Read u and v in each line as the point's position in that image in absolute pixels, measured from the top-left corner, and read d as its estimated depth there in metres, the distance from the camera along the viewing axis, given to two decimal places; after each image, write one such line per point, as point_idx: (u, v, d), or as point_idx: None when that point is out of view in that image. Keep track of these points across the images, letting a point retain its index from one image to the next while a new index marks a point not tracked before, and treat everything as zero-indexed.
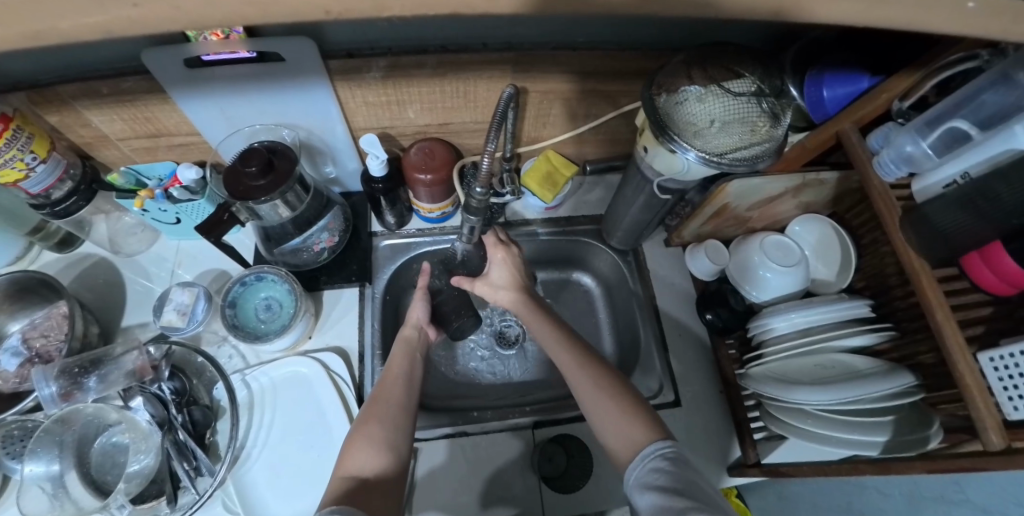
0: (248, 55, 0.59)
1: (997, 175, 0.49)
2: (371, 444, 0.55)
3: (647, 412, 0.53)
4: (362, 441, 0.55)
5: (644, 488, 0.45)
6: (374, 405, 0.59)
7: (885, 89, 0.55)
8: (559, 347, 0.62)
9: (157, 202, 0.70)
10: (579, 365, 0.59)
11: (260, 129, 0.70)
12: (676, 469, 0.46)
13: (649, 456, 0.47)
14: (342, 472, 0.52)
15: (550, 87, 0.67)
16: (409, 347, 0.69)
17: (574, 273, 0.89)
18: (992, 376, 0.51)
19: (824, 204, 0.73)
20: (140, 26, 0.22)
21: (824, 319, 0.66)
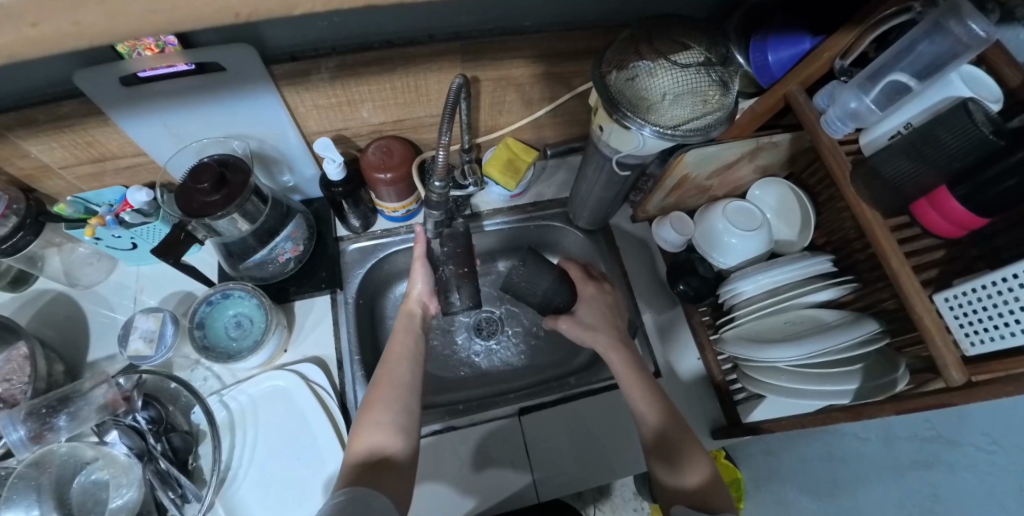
0: (187, 67, 0.56)
1: (940, 121, 0.51)
2: (378, 432, 0.56)
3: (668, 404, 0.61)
4: (371, 431, 0.56)
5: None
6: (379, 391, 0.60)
7: (826, 47, 0.56)
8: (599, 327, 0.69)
9: (109, 229, 0.68)
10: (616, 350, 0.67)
11: (210, 143, 0.68)
12: None
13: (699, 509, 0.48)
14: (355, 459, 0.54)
15: (503, 74, 0.66)
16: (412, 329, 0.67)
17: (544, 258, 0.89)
18: (948, 316, 0.53)
19: (781, 166, 0.74)
20: (44, 45, 0.20)
21: (788, 278, 0.68)
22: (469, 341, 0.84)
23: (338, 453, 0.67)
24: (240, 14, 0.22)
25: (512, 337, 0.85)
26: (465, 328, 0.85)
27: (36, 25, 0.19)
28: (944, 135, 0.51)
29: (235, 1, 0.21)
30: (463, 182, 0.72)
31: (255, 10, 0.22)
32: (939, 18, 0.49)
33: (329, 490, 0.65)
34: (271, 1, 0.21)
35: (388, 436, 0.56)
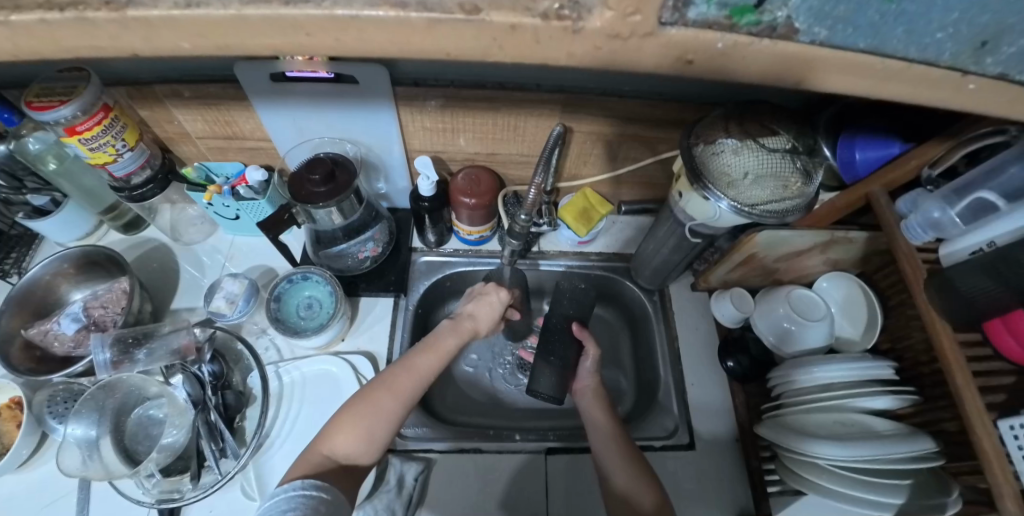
0: (326, 75, 0.65)
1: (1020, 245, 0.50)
2: (357, 431, 0.56)
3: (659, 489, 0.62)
4: (352, 431, 0.56)
5: None
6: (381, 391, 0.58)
7: (915, 155, 0.58)
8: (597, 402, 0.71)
9: (224, 198, 0.77)
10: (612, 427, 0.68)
11: (327, 141, 0.77)
12: None
13: None
14: (326, 452, 0.55)
15: (594, 129, 0.72)
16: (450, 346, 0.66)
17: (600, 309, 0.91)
18: (1011, 445, 0.51)
19: (852, 263, 0.74)
20: (302, 48, 0.26)
21: (845, 377, 0.66)
22: (511, 372, 0.86)
23: None
24: (450, 54, 0.26)
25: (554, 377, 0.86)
26: (511, 358, 0.87)
27: (308, 36, 0.24)
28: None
29: (454, 44, 0.25)
30: (539, 220, 0.77)
31: (459, 52, 0.26)
32: None
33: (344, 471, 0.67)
34: (471, 45, 0.25)
35: (365, 443, 0.56)
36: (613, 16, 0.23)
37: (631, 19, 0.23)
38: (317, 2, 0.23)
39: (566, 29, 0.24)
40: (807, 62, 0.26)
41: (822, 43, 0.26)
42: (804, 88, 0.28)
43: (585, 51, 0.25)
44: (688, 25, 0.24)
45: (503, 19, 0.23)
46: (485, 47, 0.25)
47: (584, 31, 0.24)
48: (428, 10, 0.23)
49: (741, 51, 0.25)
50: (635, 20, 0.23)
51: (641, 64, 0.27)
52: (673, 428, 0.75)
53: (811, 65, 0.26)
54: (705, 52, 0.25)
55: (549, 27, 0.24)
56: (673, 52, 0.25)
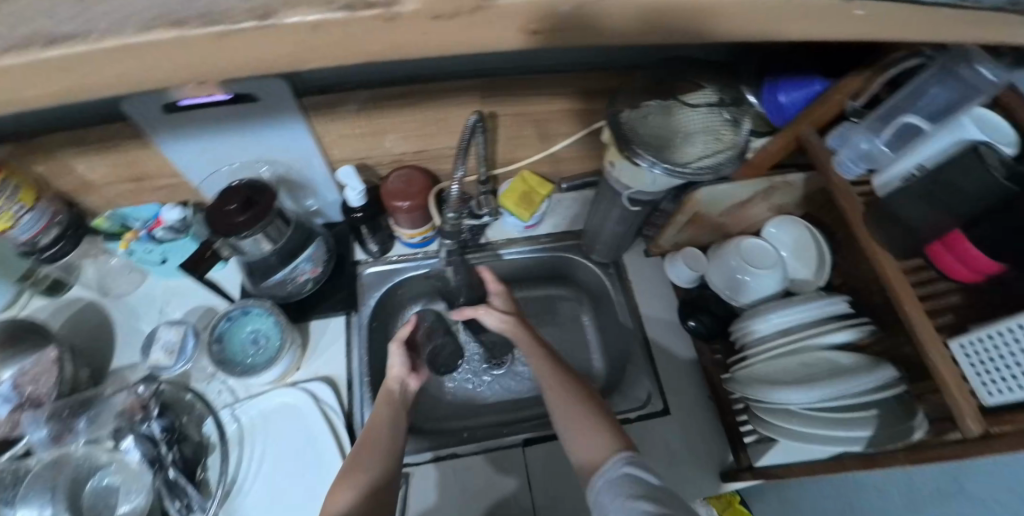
0: (224, 97, 0.60)
1: (949, 164, 0.50)
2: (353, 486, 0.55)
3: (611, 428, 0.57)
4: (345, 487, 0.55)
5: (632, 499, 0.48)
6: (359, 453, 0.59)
7: (838, 89, 0.57)
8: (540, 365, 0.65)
9: (142, 244, 0.72)
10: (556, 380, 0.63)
11: (239, 167, 0.71)
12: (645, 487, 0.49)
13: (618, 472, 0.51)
14: None
15: (519, 110, 0.69)
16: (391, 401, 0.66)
17: (561, 289, 0.89)
18: (964, 363, 0.51)
19: (796, 205, 0.74)
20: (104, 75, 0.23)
21: (801, 318, 0.67)
22: (480, 369, 0.84)
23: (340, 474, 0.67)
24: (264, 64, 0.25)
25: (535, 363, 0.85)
26: (478, 354, 0.85)
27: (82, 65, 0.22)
28: (962, 182, 0.49)
29: (272, 48, 0.23)
30: (478, 212, 0.73)
31: (275, 60, 0.25)
32: (948, 64, 0.52)
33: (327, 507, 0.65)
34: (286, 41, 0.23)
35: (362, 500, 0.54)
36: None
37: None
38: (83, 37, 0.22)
39: (380, 17, 0.23)
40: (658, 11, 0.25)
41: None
42: (675, 32, 0.27)
43: (414, 35, 0.24)
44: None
45: (302, 18, 0.22)
46: (298, 44, 0.23)
47: (401, 17, 0.23)
48: (213, 24, 0.22)
49: (584, 11, 0.24)
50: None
51: (479, 41, 0.25)
52: (647, 397, 0.74)
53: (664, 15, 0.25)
54: (544, 18, 0.24)
55: (360, 19, 0.22)
56: (509, 22, 0.24)
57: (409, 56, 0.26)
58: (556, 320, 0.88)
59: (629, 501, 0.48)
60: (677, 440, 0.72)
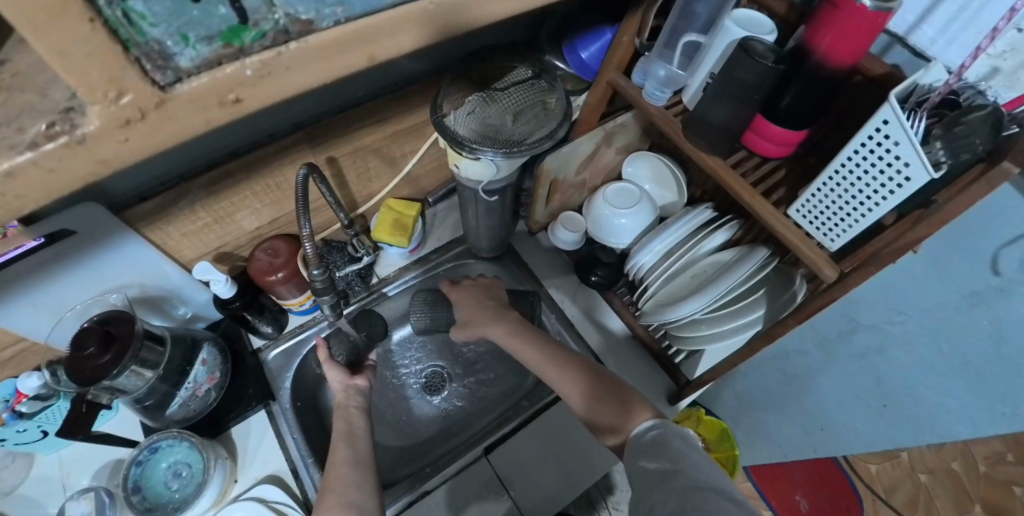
0: (35, 242, 0.54)
1: (730, 65, 0.56)
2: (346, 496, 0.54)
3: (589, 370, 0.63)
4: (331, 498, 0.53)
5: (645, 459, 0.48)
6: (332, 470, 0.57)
7: (622, 32, 0.62)
8: (514, 334, 0.72)
9: (9, 426, 0.64)
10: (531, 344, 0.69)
11: (87, 305, 0.65)
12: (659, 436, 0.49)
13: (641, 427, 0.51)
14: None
15: (355, 146, 0.69)
16: (347, 411, 0.67)
17: None
18: (806, 223, 0.59)
19: (638, 141, 0.80)
20: None
21: (677, 237, 0.73)
22: (416, 399, 0.84)
23: None
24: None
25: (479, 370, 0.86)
26: (406, 389, 0.84)
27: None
28: (742, 75, 0.56)
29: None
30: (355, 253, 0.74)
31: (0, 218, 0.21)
32: None
33: None
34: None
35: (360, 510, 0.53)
36: (103, 108, 0.20)
37: (124, 102, 0.20)
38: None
39: (68, 145, 0.20)
40: (361, 37, 0.25)
41: (346, 21, 0.24)
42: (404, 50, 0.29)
43: (115, 150, 0.22)
44: (194, 73, 0.22)
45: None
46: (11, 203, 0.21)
47: (89, 139, 0.20)
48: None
49: (277, 67, 0.23)
50: (129, 100, 0.20)
51: (187, 130, 0.23)
52: None
53: (368, 38, 0.25)
54: (242, 86, 0.23)
55: (48, 153, 0.20)
56: (206, 103, 0.22)
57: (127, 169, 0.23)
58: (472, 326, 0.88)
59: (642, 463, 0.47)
60: None
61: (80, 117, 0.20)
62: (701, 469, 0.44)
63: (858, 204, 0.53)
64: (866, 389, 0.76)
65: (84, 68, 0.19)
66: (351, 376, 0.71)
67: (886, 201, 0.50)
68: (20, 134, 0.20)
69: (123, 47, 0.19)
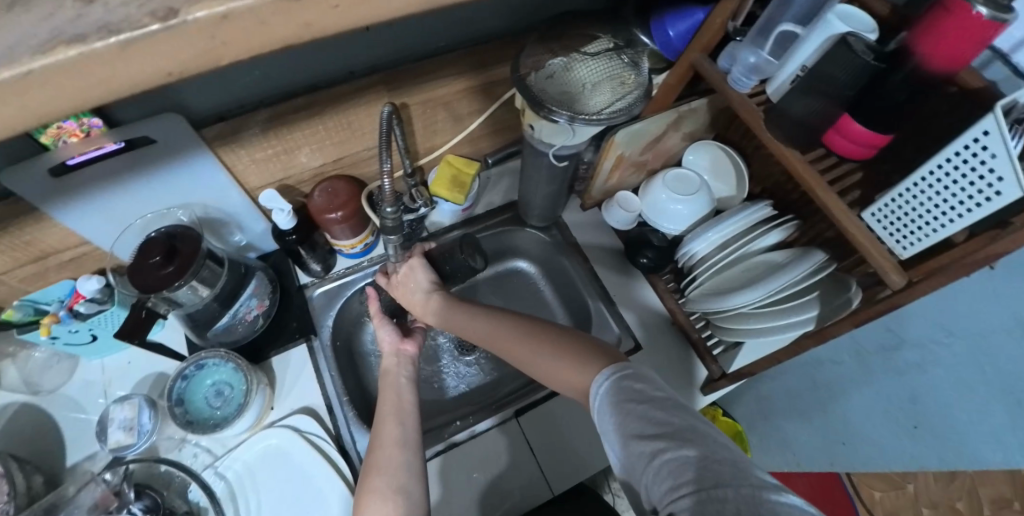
0: (115, 146, 0.55)
1: (827, 58, 0.55)
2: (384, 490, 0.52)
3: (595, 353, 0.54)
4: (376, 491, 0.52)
5: (628, 437, 0.43)
6: (378, 454, 0.56)
7: (715, 16, 0.60)
8: (484, 323, 0.65)
9: (64, 324, 0.66)
10: (510, 333, 0.62)
11: (153, 218, 0.66)
12: (629, 393, 0.46)
13: (605, 387, 0.48)
14: None
15: (428, 96, 0.69)
16: (394, 377, 0.66)
17: (509, 262, 0.91)
18: (880, 228, 0.58)
19: (705, 130, 0.79)
20: None
21: (736, 229, 0.72)
22: (448, 356, 0.85)
23: (344, 494, 0.66)
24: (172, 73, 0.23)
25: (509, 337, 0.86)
26: (437, 346, 0.85)
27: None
28: (835, 71, 0.55)
29: (170, 58, 0.22)
30: (413, 205, 0.74)
31: (183, 68, 0.23)
32: None
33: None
34: (190, 44, 0.22)
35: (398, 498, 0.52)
36: None
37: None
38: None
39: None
40: None
41: None
42: None
43: (323, 12, 0.23)
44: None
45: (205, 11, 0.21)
46: (207, 48, 0.22)
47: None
48: (113, 33, 0.20)
49: None
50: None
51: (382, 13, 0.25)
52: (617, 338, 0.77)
53: None
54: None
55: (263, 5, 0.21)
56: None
57: (323, 36, 0.25)
58: (508, 293, 0.89)
59: (634, 441, 0.43)
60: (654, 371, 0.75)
61: None
62: (706, 434, 0.42)
63: (941, 214, 0.52)
64: (898, 405, 0.76)
65: None
66: (401, 341, 0.70)
67: (973, 212, 0.50)
68: None
69: None
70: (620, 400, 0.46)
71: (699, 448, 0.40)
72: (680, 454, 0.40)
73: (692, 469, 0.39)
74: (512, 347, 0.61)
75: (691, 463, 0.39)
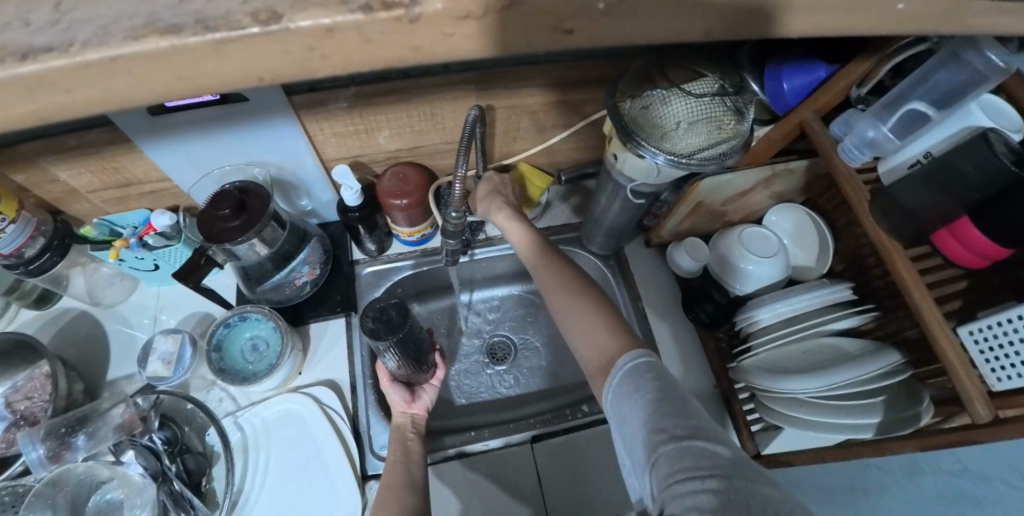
0: (210, 98, 0.56)
1: (958, 151, 0.50)
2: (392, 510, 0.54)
3: (617, 325, 0.53)
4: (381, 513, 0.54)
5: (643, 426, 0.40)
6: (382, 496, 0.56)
7: (842, 77, 0.56)
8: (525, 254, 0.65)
9: (132, 251, 0.69)
10: (547, 272, 0.61)
11: (230, 170, 0.68)
12: (653, 382, 0.43)
13: (626, 375, 0.45)
14: None
15: (516, 102, 0.68)
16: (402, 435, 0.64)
17: None
18: (973, 349, 0.52)
19: (796, 192, 0.74)
20: None
21: (807, 306, 0.67)
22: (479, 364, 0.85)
23: (348, 479, 0.66)
24: (264, 78, 0.25)
25: (547, 352, 0.86)
26: (473, 348, 0.86)
27: (67, 93, 0.22)
28: (963, 165, 0.49)
29: (258, 67, 0.24)
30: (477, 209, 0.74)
31: (273, 74, 0.24)
32: (956, 49, 0.50)
33: (358, 488, 0.65)
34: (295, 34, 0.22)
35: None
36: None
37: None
38: (61, 49, 0.21)
39: (399, 19, 0.22)
40: None
41: None
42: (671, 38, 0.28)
43: (433, 39, 0.24)
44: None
45: (313, 21, 0.22)
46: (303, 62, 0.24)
47: (420, 19, 0.23)
48: (209, 30, 0.22)
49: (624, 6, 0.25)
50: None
51: (504, 40, 0.25)
52: None
53: None
54: (579, 15, 0.25)
55: (375, 21, 0.22)
56: (544, 23, 0.25)
57: (429, 61, 0.26)
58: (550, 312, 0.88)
59: (650, 427, 0.40)
60: None
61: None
62: (711, 430, 0.40)
63: None
64: None
65: None
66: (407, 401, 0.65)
67: None
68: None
69: None
70: (642, 386, 0.43)
71: (700, 440, 0.38)
72: (687, 446, 0.37)
73: (704, 461, 0.36)
74: (552, 295, 0.59)
75: (701, 458, 0.36)
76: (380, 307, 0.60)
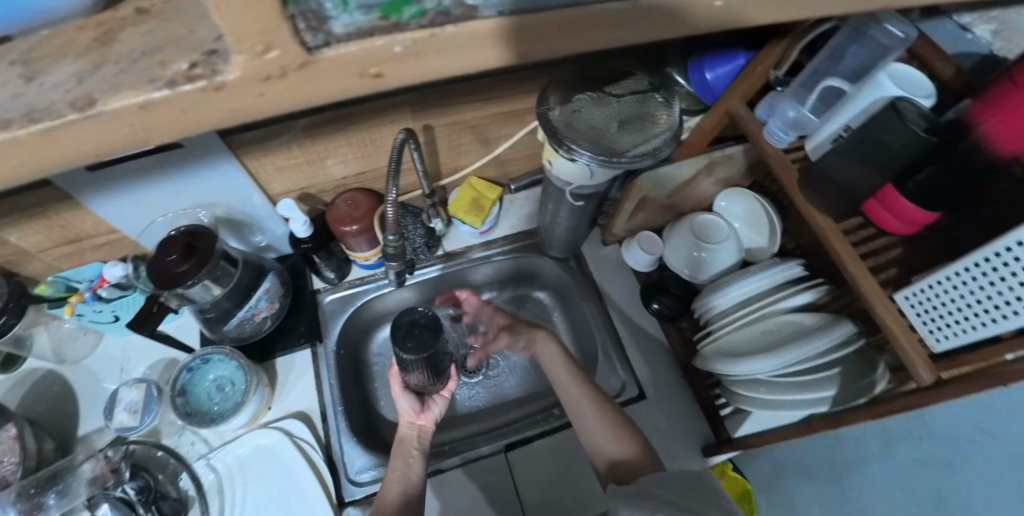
0: (147, 147, 0.56)
1: (876, 123, 0.50)
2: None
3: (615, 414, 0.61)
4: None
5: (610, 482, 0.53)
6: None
7: (760, 62, 0.57)
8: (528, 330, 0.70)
9: (89, 305, 0.70)
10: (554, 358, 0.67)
11: (179, 215, 0.69)
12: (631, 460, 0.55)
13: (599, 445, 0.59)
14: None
15: (453, 119, 0.69)
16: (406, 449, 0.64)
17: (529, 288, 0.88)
18: (912, 314, 0.53)
19: (741, 176, 0.75)
20: None
21: (759, 287, 0.68)
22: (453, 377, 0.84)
23: (325, 509, 0.66)
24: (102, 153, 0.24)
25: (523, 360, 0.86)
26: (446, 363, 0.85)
27: None
28: (886, 137, 0.50)
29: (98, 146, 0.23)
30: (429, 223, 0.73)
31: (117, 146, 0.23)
32: (859, 25, 0.52)
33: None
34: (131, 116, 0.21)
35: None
36: (247, 59, 0.20)
37: (269, 57, 0.20)
38: None
39: (203, 89, 0.21)
40: (508, 37, 0.23)
41: (507, 11, 0.22)
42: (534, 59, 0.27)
43: (247, 100, 0.22)
44: (344, 40, 0.21)
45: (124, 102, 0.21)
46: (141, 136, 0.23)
47: (226, 88, 0.21)
48: (34, 122, 0.21)
49: (420, 49, 0.22)
50: (274, 57, 0.20)
51: (321, 94, 0.23)
52: (622, 384, 0.74)
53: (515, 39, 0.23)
54: (386, 62, 0.22)
55: (184, 94, 0.21)
56: (348, 71, 0.22)
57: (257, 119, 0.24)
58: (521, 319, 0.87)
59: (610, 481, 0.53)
60: (655, 424, 0.71)
61: (222, 64, 0.21)
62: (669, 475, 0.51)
63: (982, 311, 0.47)
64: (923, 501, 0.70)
65: (244, 19, 0.18)
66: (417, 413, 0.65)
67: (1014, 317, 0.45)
68: (161, 69, 0.21)
69: (284, 4, 0.18)
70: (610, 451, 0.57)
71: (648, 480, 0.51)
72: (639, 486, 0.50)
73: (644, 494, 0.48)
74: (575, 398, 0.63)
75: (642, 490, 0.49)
76: (413, 312, 0.58)
